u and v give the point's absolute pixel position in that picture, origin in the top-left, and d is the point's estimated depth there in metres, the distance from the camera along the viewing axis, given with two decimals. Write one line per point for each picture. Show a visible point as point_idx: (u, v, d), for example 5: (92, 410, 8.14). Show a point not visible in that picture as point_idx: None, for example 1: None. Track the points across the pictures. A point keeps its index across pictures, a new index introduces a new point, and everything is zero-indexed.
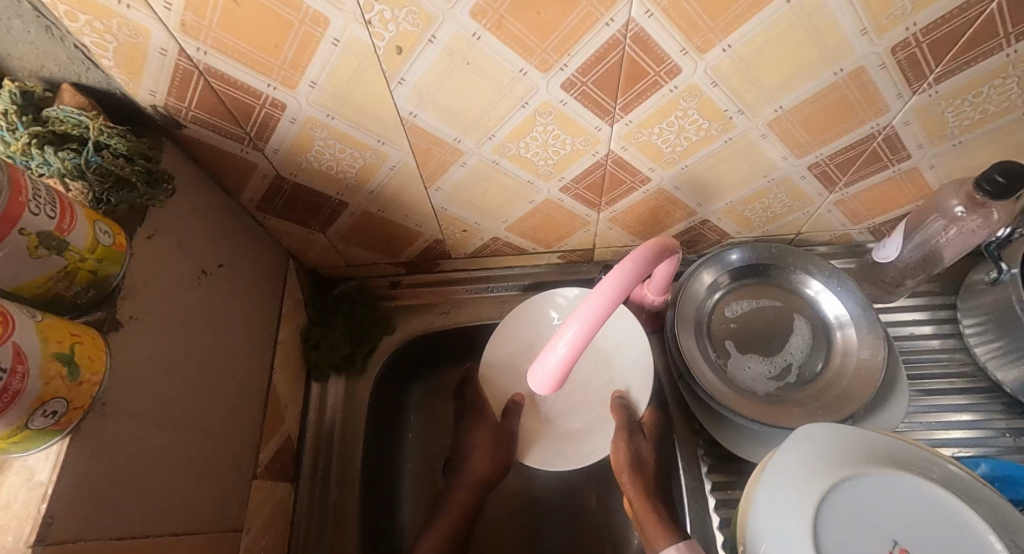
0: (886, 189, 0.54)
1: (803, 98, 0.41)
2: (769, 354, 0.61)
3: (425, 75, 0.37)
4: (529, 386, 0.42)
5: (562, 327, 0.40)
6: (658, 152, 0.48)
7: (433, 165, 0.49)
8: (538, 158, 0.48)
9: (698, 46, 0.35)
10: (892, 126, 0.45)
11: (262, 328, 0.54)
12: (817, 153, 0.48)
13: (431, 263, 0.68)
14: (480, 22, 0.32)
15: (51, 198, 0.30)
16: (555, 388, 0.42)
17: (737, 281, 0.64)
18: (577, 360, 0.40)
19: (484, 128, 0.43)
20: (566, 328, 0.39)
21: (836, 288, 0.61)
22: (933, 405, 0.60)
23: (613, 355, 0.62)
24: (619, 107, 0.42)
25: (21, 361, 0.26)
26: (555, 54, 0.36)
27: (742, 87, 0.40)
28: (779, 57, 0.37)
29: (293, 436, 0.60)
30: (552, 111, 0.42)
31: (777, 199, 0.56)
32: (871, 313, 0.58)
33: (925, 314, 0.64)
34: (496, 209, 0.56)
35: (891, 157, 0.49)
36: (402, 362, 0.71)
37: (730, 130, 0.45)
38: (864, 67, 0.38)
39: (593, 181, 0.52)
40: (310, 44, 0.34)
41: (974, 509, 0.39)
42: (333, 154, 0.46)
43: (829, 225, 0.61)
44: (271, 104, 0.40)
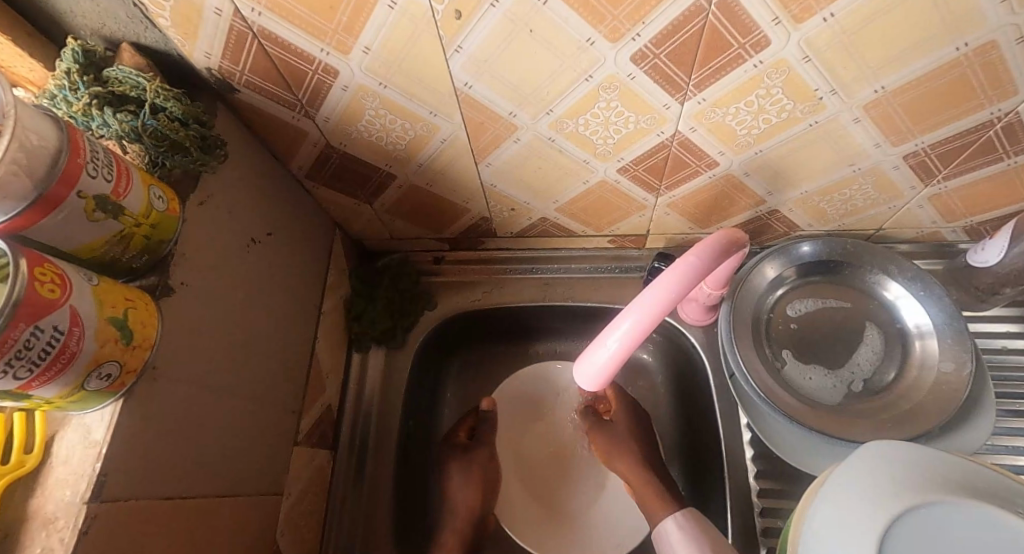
0: (995, 185, 0.47)
1: (912, 77, 0.36)
2: (833, 360, 0.57)
3: (484, 43, 0.35)
4: (577, 378, 0.44)
5: (614, 322, 0.39)
6: (730, 134, 0.43)
7: (485, 140, 0.46)
8: (597, 136, 0.45)
9: (794, 15, 0.31)
10: (1016, 113, 0.39)
11: (307, 298, 0.55)
12: (917, 141, 0.42)
13: (476, 241, 0.67)
14: None
15: (109, 160, 0.30)
16: (603, 382, 0.43)
17: (804, 278, 0.59)
18: (628, 355, 0.40)
19: (542, 102, 0.41)
20: (618, 324, 0.39)
21: (920, 292, 0.55)
22: (1022, 429, 0.54)
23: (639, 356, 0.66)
24: (693, 84, 0.38)
25: (78, 324, 0.26)
26: (628, 22, 0.32)
27: (841, 63, 0.35)
28: (892, 29, 0.32)
29: (334, 403, 0.61)
30: (618, 86, 0.38)
31: (860, 190, 0.50)
32: (958, 324, 0.52)
33: (1020, 327, 0.57)
34: (547, 189, 0.54)
35: (1007, 148, 0.42)
36: (442, 339, 0.70)
37: (817, 112, 0.40)
38: (995, 42, 0.32)
39: (655, 163, 0.48)
40: (366, 6, 0.32)
41: None
42: (384, 125, 0.45)
43: (916, 222, 0.55)
44: (323, 70, 0.38)
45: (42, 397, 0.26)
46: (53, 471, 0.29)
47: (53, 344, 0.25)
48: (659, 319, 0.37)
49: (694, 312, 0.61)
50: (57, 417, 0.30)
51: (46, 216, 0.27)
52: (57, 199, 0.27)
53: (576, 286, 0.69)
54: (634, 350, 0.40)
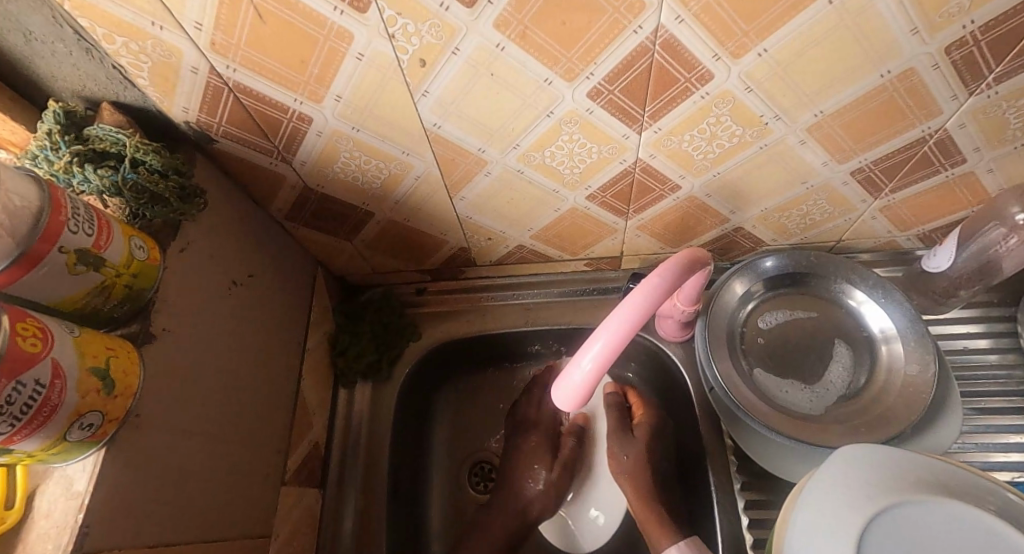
0: (938, 195, 0.50)
1: (847, 102, 0.39)
2: (806, 369, 0.59)
3: (449, 87, 0.37)
4: (554, 400, 0.44)
5: (586, 342, 0.40)
6: (688, 159, 0.46)
7: (458, 175, 0.48)
8: (564, 166, 0.47)
9: (731, 51, 0.34)
10: (945, 129, 0.42)
11: (291, 336, 0.55)
12: (860, 159, 0.45)
13: (457, 271, 0.68)
14: (504, 33, 0.32)
15: (90, 216, 0.31)
16: (580, 403, 0.44)
17: (773, 291, 0.61)
18: (602, 376, 0.41)
19: (508, 138, 0.43)
20: (590, 344, 0.40)
21: (881, 299, 0.57)
22: (991, 425, 0.56)
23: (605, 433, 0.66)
24: (648, 115, 0.40)
25: (59, 376, 0.27)
26: (580, 63, 0.35)
27: (781, 93, 0.38)
28: (820, 61, 0.35)
29: (322, 441, 0.61)
30: (578, 120, 0.41)
31: (816, 205, 0.53)
32: (920, 327, 0.55)
33: (980, 327, 0.60)
34: (522, 218, 0.55)
35: (943, 161, 0.46)
36: (428, 370, 0.71)
37: (765, 136, 0.43)
38: (914, 68, 0.36)
39: (621, 189, 0.50)
40: (335, 59, 0.34)
41: None
42: (359, 165, 0.47)
43: (873, 232, 0.58)
44: (297, 117, 0.40)
45: (23, 451, 0.26)
46: (35, 525, 0.29)
47: (35, 398, 0.25)
48: (628, 339, 0.39)
49: (672, 329, 0.62)
50: (38, 470, 0.30)
51: (28, 273, 0.28)
52: (39, 256, 0.28)
53: (558, 309, 0.70)
54: (608, 369, 0.41)
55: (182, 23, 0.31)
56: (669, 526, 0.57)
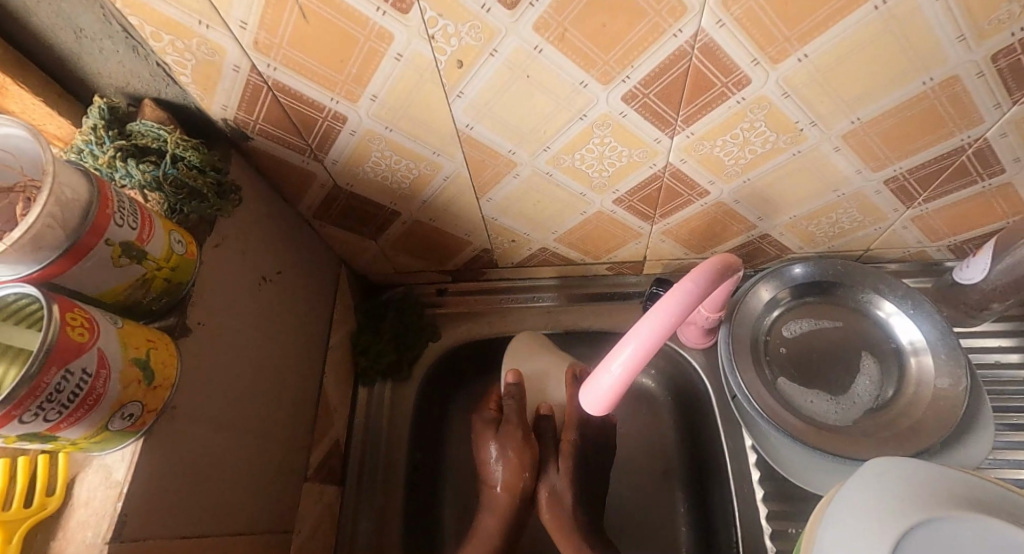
0: (973, 206, 0.49)
1: (885, 109, 0.38)
2: (832, 379, 0.58)
3: (484, 88, 0.37)
4: (582, 403, 0.44)
5: (617, 344, 0.40)
6: (719, 164, 0.46)
7: (486, 176, 0.48)
8: (593, 170, 0.47)
9: (771, 56, 0.34)
10: (984, 139, 0.41)
11: (316, 334, 0.56)
12: (895, 167, 0.45)
13: (478, 272, 0.68)
14: (543, 35, 0.32)
15: (134, 209, 0.32)
16: (608, 407, 0.43)
17: (798, 299, 0.61)
18: (632, 380, 0.41)
19: (539, 140, 0.43)
20: (622, 347, 0.40)
21: (911, 310, 0.56)
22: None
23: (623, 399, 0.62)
24: (682, 119, 0.40)
25: (105, 367, 0.27)
26: (617, 67, 0.35)
27: (818, 98, 0.37)
28: (861, 67, 0.34)
29: (342, 437, 0.61)
30: (611, 123, 0.41)
31: (846, 213, 0.52)
32: (951, 339, 0.53)
33: (1012, 341, 0.59)
34: (547, 221, 0.55)
35: (980, 171, 0.45)
36: (447, 370, 0.71)
37: (799, 142, 0.42)
38: (957, 76, 0.35)
39: (649, 193, 0.50)
40: (374, 59, 0.35)
41: None
42: (389, 165, 0.47)
43: (903, 242, 0.57)
44: (332, 116, 0.41)
45: (68, 438, 0.27)
46: (74, 513, 0.30)
47: (81, 387, 0.26)
48: (660, 344, 0.38)
49: (694, 335, 0.62)
50: (78, 458, 0.31)
51: (75, 264, 0.28)
52: (86, 247, 0.28)
53: (577, 313, 0.70)
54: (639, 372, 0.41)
55: (228, 23, 0.32)
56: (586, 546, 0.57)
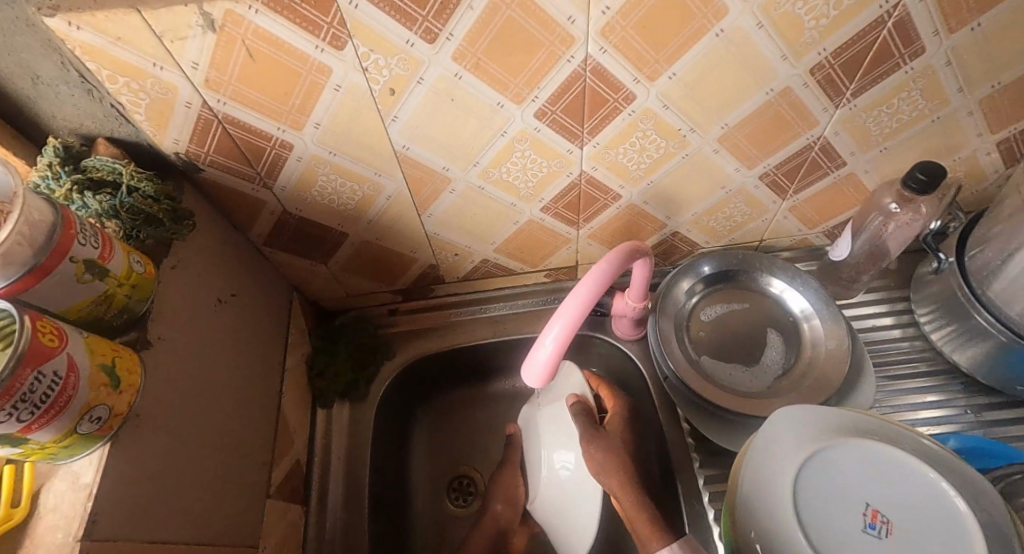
0: (832, 194, 0.60)
1: (743, 115, 0.48)
2: (747, 353, 0.65)
3: (416, 111, 0.43)
4: (522, 379, 0.46)
5: (547, 323, 0.44)
6: (624, 170, 0.53)
7: (425, 193, 0.54)
8: (519, 181, 0.53)
9: (647, 75, 0.42)
10: (824, 137, 0.51)
11: (271, 355, 0.58)
12: (764, 164, 0.54)
13: (427, 289, 0.73)
14: (461, 64, 0.39)
15: (94, 232, 0.34)
16: (545, 380, 0.46)
17: (711, 287, 0.69)
18: (564, 354, 0.44)
19: (469, 156, 0.49)
20: (551, 325, 0.43)
21: (799, 286, 0.66)
22: (901, 389, 0.63)
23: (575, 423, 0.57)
24: (586, 131, 0.48)
25: (73, 372, 0.29)
26: (526, 88, 0.42)
27: (689, 107, 0.46)
28: (715, 81, 0.44)
29: (303, 457, 0.62)
30: (528, 137, 0.48)
31: (736, 208, 0.61)
32: (832, 306, 0.63)
33: (884, 307, 0.68)
34: (486, 232, 0.61)
35: (829, 164, 0.55)
36: (405, 386, 0.74)
37: (685, 147, 0.51)
38: (790, 87, 0.45)
39: (570, 200, 0.57)
40: (316, 91, 0.40)
41: (944, 476, 0.42)
42: (335, 188, 0.51)
43: (788, 231, 0.67)
44: (279, 145, 0.45)
45: (38, 442, 0.28)
46: (42, 520, 0.31)
47: (52, 389, 0.28)
48: (580, 319, 0.43)
49: (625, 327, 0.68)
50: (43, 469, 0.32)
51: (40, 282, 0.31)
52: (48, 268, 0.31)
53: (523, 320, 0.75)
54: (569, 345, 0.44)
55: (181, 64, 0.36)
56: (661, 527, 0.49)
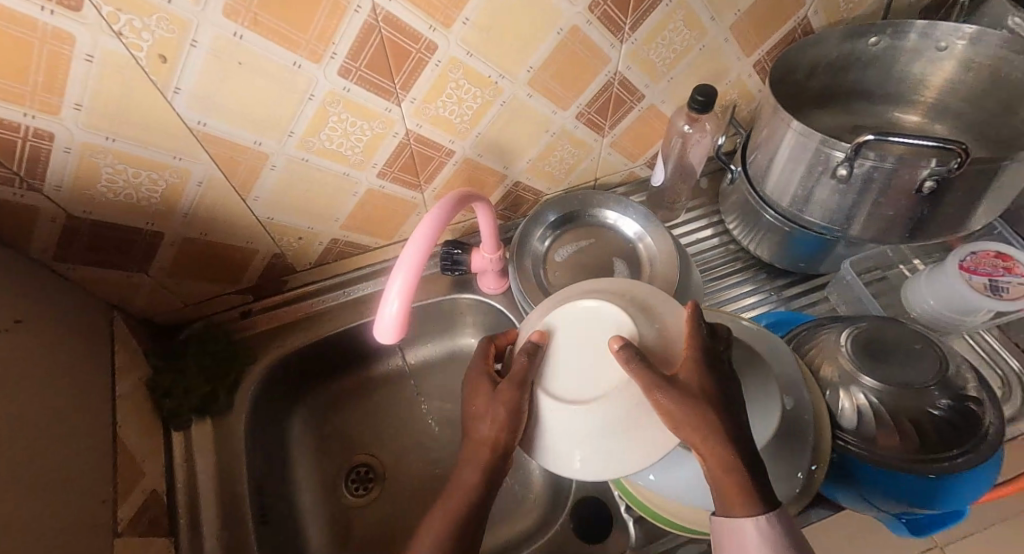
0: (641, 127, 0.67)
1: (544, 57, 0.51)
2: (600, 280, 0.70)
3: (200, 80, 0.40)
4: (377, 340, 0.44)
5: (389, 280, 0.43)
6: (449, 124, 0.55)
7: (242, 174, 0.50)
8: (344, 148, 0.52)
9: (442, 22, 0.44)
10: (620, 72, 0.57)
11: (92, 385, 0.50)
12: (576, 104, 0.59)
13: (279, 281, 0.69)
14: (237, 21, 0.37)
15: None
16: (400, 334, 0.44)
17: (559, 230, 0.73)
18: (413, 305, 0.43)
19: (280, 126, 0.47)
20: (393, 280, 0.43)
21: (627, 212, 0.73)
22: (724, 286, 0.73)
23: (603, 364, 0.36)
24: (399, 87, 0.48)
25: None
26: (321, 45, 0.41)
27: (493, 53, 0.49)
28: (509, 23, 0.46)
29: (161, 491, 0.55)
30: (339, 99, 0.46)
31: (565, 150, 0.66)
32: (655, 222, 0.71)
33: (702, 222, 0.78)
34: (326, 208, 0.59)
35: (631, 98, 0.62)
36: (275, 388, 0.70)
37: (500, 94, 0.53)
38: (576, 26, 0.49)
39: (404, 161, 0.57)
40: (61, 63, 0.35)
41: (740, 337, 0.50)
42: (127, 181, 0.45)
43: (615, 167, 0.74)
44: (33, 135, 0.38)
45: None
46: None
47: None
48: (426, 258, 0.44)
49: (490, 280, 0.72)
50: None
51: None
52: None
53: None
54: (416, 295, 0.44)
55: None
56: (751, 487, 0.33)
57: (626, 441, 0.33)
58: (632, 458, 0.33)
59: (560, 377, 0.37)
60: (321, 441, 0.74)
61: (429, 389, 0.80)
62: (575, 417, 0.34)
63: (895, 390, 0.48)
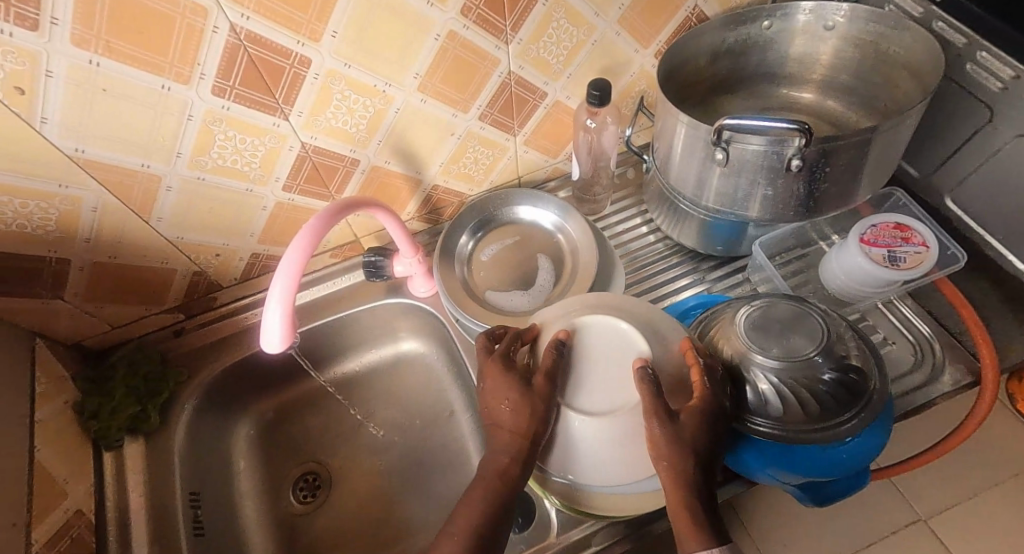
0: (552, 123, 0.68)
1: (427, 63, 0.52)
2: (523, 275, 0.71)
3: (65, 109, 0.41)
4: (265, 348, 0.45)
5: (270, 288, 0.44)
6: (346, 134, 0.56)
7: (137, 197, 0.51)
8: (239, 164, 0.53)
9: (308, 36, 0.45)
10: (513, 73, 0.58)
11: (4, 411, 0.51)
12: (476, 106, 0.60)
13: (208, 299, 0.70)
14: (89, 49, 0.38)
15: None
16: (289, 340, 0.45)
17: (483, 229, 0.74)
18: (297, 309, 0.45)
19: (165, 147, 0.48)
20: (273, 288, 0.43)
21: (545, 205, 0.74)
22: (652, 273, 0.73)
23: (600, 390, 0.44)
24: (282, 101, 0.49)
25: None
26: (185, 66, 0.42)
27: (372, 62, 0.50)
28: (380, 32, 0.47)
29: (89, 510, 0.56)
30: (220, 117, 0.48)
31: (477, 152, 0.67)
32: (573, 212, 0.72)
33: (630, 212, 0.79)
34: (236, 224, 0.60)
35: (533, 97, 0.63)
36: (213, 404, 0.71)
37: (391, 101, 0.55)
38: (453, 30, 0.50)
39: (308, 173, 0.58)
40: None
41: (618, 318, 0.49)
42: (17, 211, 0.46)
43: (536, 164, 0.75)
44: None
45: None
46: None
47: None
48: (307, 265, 0.45)
49: (416, 283, 0.73)
50: None
51: None
52: None
53: (324, 305, 0.75)
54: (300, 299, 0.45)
55: None
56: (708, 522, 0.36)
57: (630, 449, 0.43)
58: (608, 469, 0.43)
59: (594, 385, 0.45)
60: (265, 453, 0.75)
61: (371, 395, 0.81)
62: (601, 424, 0.43)
63: (790, 364, 0.47)
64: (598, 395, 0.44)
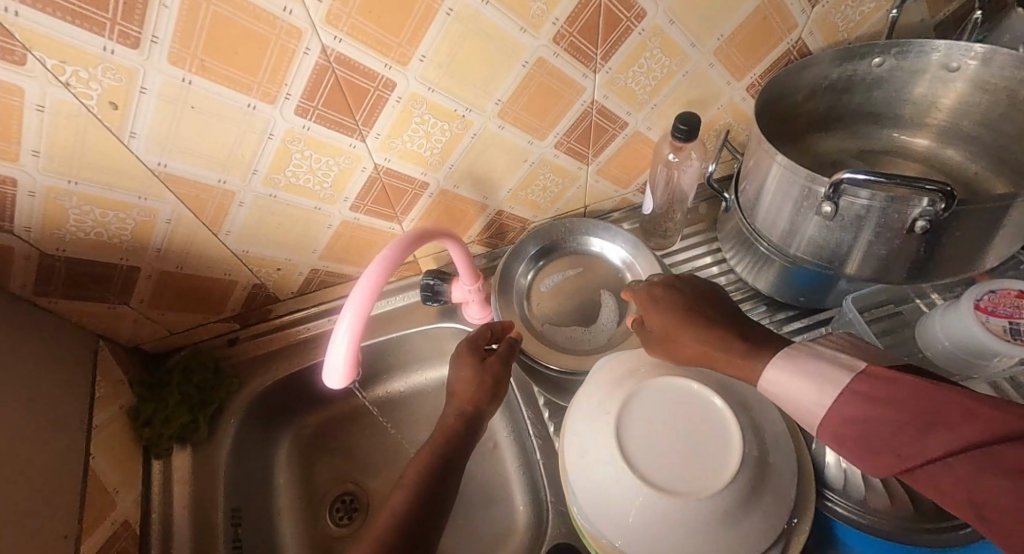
0: (628, 154, 0.65)
1: (511, 89, 0.50)
2: (585, 313, 0.67)
3: (153, 125, 0.40)
4: (327, 383, 0.43)
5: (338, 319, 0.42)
6: (419, 157, 0.54)
7: (210, 211, 0.50)
8: (312, 183, 0.52)
9: (397, 60, 0.43)
10: (596, 101, 0.55)
11: (63, 416, 0.51)
12: (554, 133, 0.57)
13: (264, 310, 0.69)
14: (183, 67, 0.37)
15: None
16: (351, 376, 0.43)
17: (545, 258, 0.71)
18: (363, 344, 0.42)
19: (243, 164, 0.47)
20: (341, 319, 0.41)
21: (614, 239, 0.70)
22: None
23: (677, 464, 0.41)
24: (361, 123, 0.47)
25: None
26: (273, 86, 0.41)
27: (456, 87, 0.48)
28: (469, 58, 0.45)
29: (133, 518, 0.55)
30: (300, 137, 0.46)
31: (548, 179, 0.64)
32: (643, 249, 0.68)
33: (700, 249, 0.74)
34: (300, 240, 0.59)
35: (613, 127, 0.59)
36: (258, 416, 0.70)
37: (469, 126, 0.52)
38: (542, 57, 0.48)
39: (377, 194, 0.56)
40: (12, 113, 0.36)
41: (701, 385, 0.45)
42: (96, 220, 0.47)
43: (604, 194, 0.72)
44: None
45: None
46: None
47: None
48: (376, 298, 0.43)
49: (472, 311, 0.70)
50: None
51: None
52: None
53: (376, 323, 0.73)
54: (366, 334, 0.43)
55: None
56: None
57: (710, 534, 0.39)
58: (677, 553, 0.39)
59: (669, 459, 0.41)
60: (304, 469, 0.73)
61: (414, 418, 0.78)
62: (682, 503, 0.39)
63: None
64: (677, 471, 0.41)
